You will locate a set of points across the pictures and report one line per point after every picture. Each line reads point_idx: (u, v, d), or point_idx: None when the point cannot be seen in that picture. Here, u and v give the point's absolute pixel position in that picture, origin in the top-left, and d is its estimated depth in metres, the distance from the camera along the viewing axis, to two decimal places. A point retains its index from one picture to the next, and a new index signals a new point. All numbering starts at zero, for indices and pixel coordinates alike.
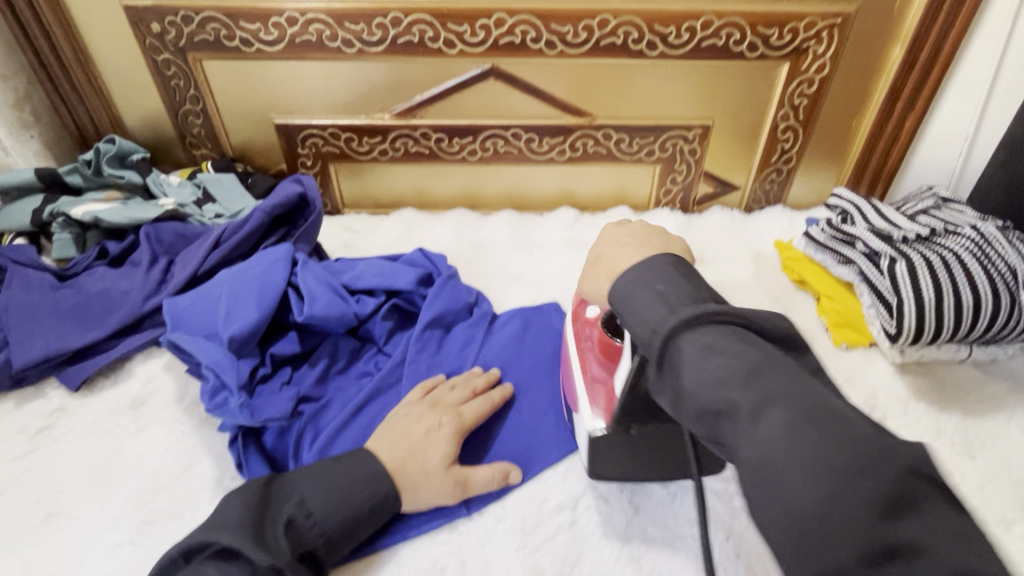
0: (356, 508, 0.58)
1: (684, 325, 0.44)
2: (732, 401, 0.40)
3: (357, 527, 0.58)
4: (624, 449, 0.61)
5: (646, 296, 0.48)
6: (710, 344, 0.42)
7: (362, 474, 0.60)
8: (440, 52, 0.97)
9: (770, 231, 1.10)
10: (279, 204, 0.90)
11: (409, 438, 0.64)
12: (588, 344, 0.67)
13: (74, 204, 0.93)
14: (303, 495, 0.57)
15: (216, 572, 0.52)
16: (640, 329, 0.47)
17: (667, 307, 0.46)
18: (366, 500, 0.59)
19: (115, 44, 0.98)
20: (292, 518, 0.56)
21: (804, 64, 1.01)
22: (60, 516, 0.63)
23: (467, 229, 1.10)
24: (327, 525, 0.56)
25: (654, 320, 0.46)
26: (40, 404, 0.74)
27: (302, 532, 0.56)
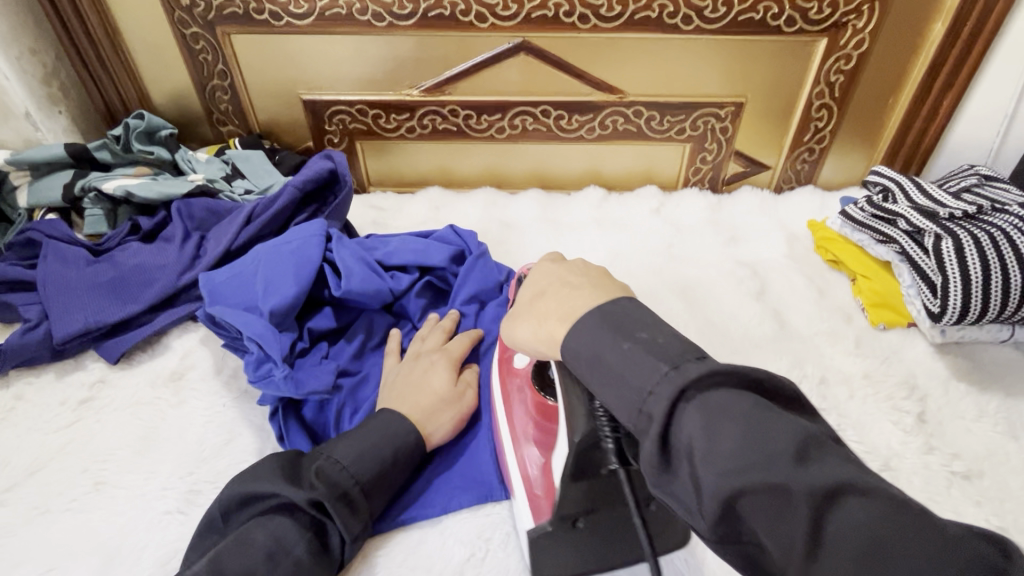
0: (381, 452, 0.58)
1: (685, 392, 0.39)
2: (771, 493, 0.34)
3: (389, 471, 0.58)
4: (574, 543, 0.56)
5: (621, 357, 0.43)
6: (726, 409, 0.37)
7: (383, 424, 0.60)
8: (471, 26, 0.95)
9: (802, 211, 1.08)
10: (310, 180, 0.89)
11: (425, 388, 0.66)
12: (519, 399, 0.64)
13: (105, 180, 0.93)
14: (329, 448, 0.57)
15: (260, 525, 0.52)
16: (625, 400, 0.42)
17: (663, 371, 0.41)
18: (389, 445, 0.59)
19: (143, 17, 0.96)
20: (321, 464, 0.55)
21: (842, 39, 0.98)
22: (107, 484, 0.64)
23: (495, 207, 1.09)
24: (358, 469, 0.56)
25: (642, 391, 0.41)
26: (80, 377, 0.75)
27: (334, 476, 0.55)
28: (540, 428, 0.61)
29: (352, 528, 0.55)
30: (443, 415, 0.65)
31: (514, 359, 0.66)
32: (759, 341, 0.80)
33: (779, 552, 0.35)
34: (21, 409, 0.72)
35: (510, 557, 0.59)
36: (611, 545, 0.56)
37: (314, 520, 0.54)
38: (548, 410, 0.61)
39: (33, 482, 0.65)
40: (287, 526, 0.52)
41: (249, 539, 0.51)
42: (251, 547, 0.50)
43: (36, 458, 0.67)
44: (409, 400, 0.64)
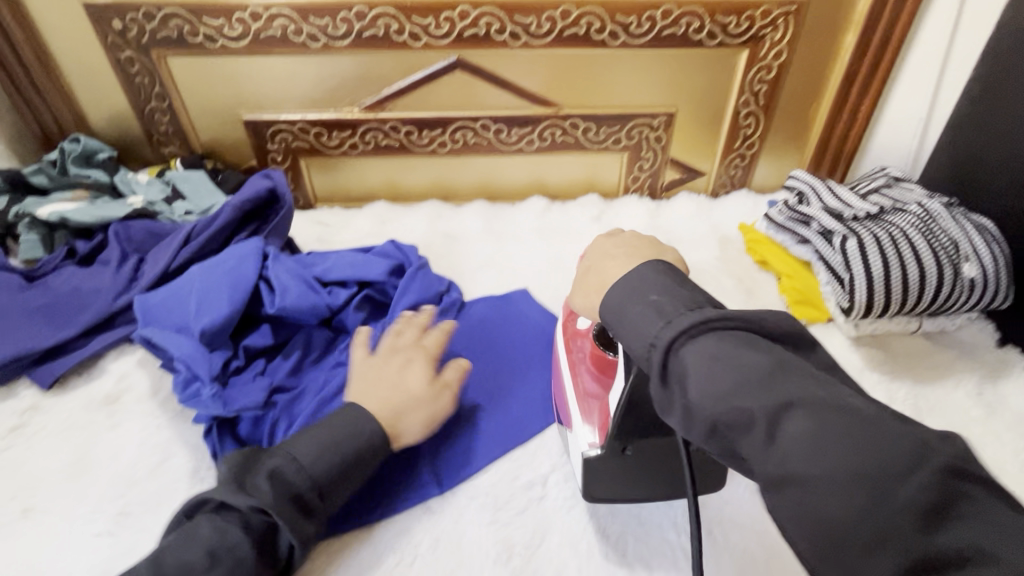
0: (336, 454, 0.59)
1: (687, 335, 0.44)
2: (759, 415, 0.39)
3: (343, 473, 0.59)
4: (626, 471, 0.60)
5: (636, 310, 0.48)
6: (720, 345, 0.43)
7: (346, 426, 0.61)
8: (405, 45, 0.98)
9: (735, 215, 1.13)
10: (249, 199, 0.91)
11: (394, 383, 0.67)
12: (580, 357, 0.67)
13: (40, 205, 0.93)
14: (290, 448, 0.58)
15: (212, 522, 0.54)
16: (639, 340, 0.47)
17: (662, 320, 0.46)
18: (346, 447, 0.59)
19: (76, 42, 0.97)
20: (280, 467, 0.56)
21: (762, 50, 1.03)
22: (36, 511, 0.64)
23: (440, 220, 1.11)
24: (312, 471, 0.57)
25: (651, 333, 0.46)
26: (11, 404, 0.74)
27: (287, 478, 0.56)
28: (599, 379, 0.65)
29: (302, 532, 0.55)
30: (410, 413, 0.65)
31: (577, 322, 0.71)
32: None
33: (760, 462, 0.39)
34: None
35: (438, 560, 0.61)
36: (650, 472, 0.60)
37: (264, 522, 0.55)
38: (606, 363, 0.65)
39: None
40: (234, 527, 0.53)
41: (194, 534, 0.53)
42: (194, 540, 0.52)
43: None
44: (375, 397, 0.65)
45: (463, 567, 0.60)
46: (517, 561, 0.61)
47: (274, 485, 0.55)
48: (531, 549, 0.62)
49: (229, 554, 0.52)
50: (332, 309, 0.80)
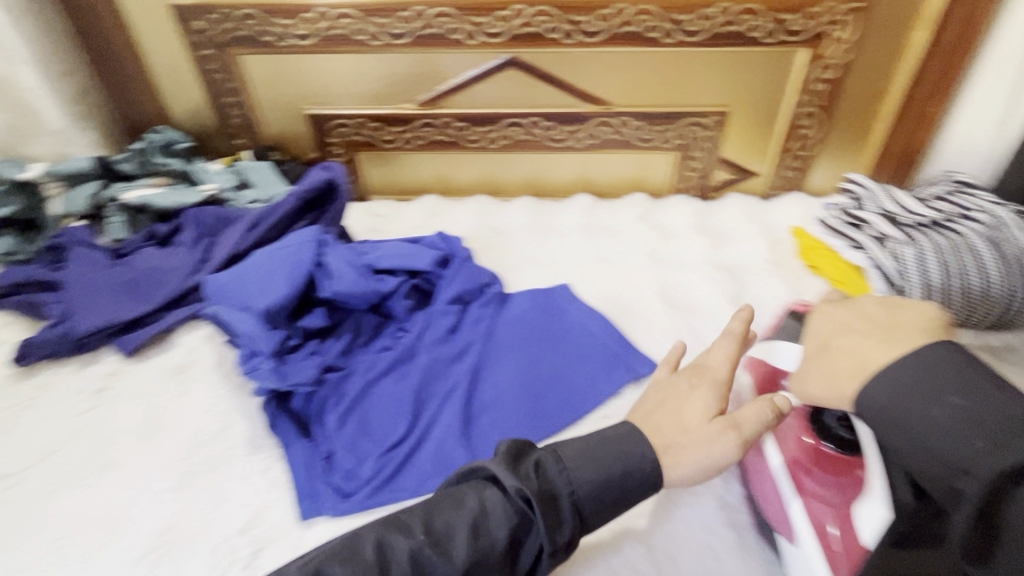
0: (613, 470, 0.50)
1: (1011, 477, 0.37)
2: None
3: (605, 491, 0.49)
4: None
5: (930, 414, 0.41)
6: (947, 381, 0.42)
7: (619, 443, 0.52)
8: (461, 43, 1.01)
9: (787, 218, 1.10)
10: (309, 190, 0.96)
11: (693, 413, 0.55)
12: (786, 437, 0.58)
13: (126, 190, 1.02)
14: (568, 448, 0.51)
15: (472, 489, 0.50)
16: (939, 461, 0.40)
17: (975, 438, 0.39)
18: (619, 467, 0.50)
19: (163, 41, 1.05)
20: (543, 460, 0.50)
21: (823, 49, 1.00)
22: (116, 465, 0.71)
23: (487, 214, 1.13)
24: (584, 476, 0.49)
25: (960, 458, 0.39)
26: (97, 368, 0.83)
27: (559, 479, 0.49)
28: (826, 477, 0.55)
29: (552, 537, 0.47)
30: (687, 449, 0.53)
31: None
32: None
33: None
34: (44, 396, 0.80)
35: None
36: None
37: (522, 512, 0.48)
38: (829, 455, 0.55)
39: (52, 461, 0.72)
40: (496, 500, 0.48)
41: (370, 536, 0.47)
42: (461, 507, 0.48)
43: (56, 440, 0.74)
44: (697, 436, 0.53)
45: None
46: None
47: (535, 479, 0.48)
48: None
49: (450, 552, 0.46)
50: (383, 296, 0.85)
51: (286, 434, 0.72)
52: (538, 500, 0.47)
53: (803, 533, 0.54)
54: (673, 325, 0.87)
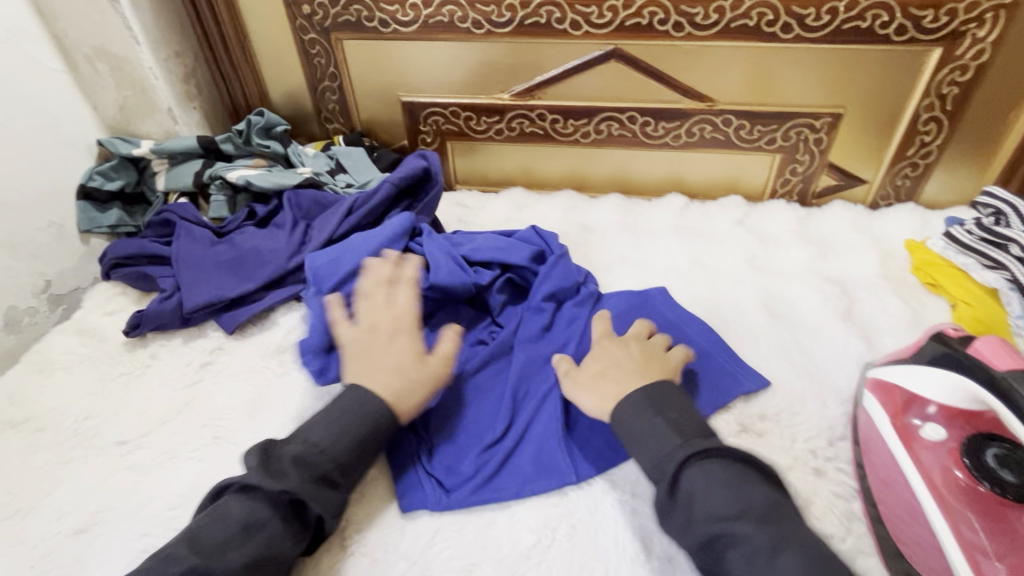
0: (354, 434, 0.62)
1: (696, 456, 0.56)
2: (706, 448, 0.56)
3: (362, 450, 0.62)
4: None
5: (658, 426, 0.59)
6: (666, 405, 0.61)
7: (359, 402, 0.64)
8: (565, 34, 0.98)
9: (899, 230, 1.03)
10: (405, 177, 0.96)
11: (392, 360, 0.67)
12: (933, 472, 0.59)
13: (229, 169, 1.05)
14: (304, 433, 0.61)
15: (237, 499, 0.56)
16: (649, 459, 0.58)
17: (679, 438, 0.58)
18: (347, 418, 0.63)
19: (269, 24, 1.07)
20: (301, 452, 0.59)
21: (960, 48, 0.92)
22: (224, 439, 0.73)
23: (575, 210, 1.11)
24: (333, 448, 0.60)
25: (667, 448, 0.57)
26: (203, 343, 0.86)
27: (309, 457, 0.59)
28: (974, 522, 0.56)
29: (326, 508, 0.58)
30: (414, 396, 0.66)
31: (921, 429, 0.62)
32: (845, 363, 0.77)
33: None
34: (154, 366, 0.83)
35: (575, 548, 0.61)
36: None
37: (286, 506, 0.57)
38: (978, 500, 0.57)
39: (164, 430, 0.74)
40: (260, 505, 0.55)
41: (228, 516, 0.55)
42: (228, 520, 0.54)
43: (166, 410, 0.77)
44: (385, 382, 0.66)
45: (598, 561, 0.60)
46: (655, 564, 0.59)
47: (295, 470, 0.57)
48: (669, 554, 0.59)
49: (261, 525, 0.55)
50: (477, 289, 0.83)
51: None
52: (302, 487, 0.57)
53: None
54: (783, 338, 0.81)
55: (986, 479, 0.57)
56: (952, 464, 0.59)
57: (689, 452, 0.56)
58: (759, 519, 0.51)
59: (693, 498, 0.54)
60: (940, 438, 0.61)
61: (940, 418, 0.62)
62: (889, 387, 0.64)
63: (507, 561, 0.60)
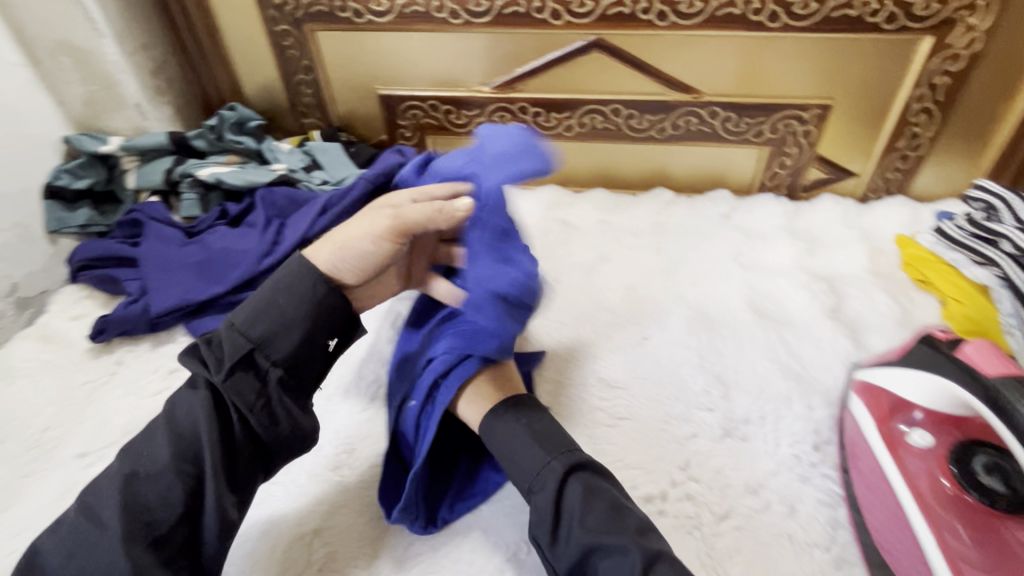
0: (279, 310, 0.52)
1: (568, 471, 0.52)
2: (580, 463, 0.53)
3: (303, 329, 0.53)
4: None
5: (523, 438, 0.56)
6: (528, 413, 0.59)
7: (292, 271, 0.54)
8: (545, 23, 0.95)
9: (889, 224, 1.01)
10: (380, 174, 0.93)
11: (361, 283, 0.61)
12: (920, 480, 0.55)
13: (200, 166, 1.02)
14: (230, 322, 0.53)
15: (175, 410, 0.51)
16: (522, 472, 0.54)
17: (547, 450, 0.55)
18: (285, 298, 0.53)
19: (239, 15, 1.03)
20: (216, 331, 0.52)
21: (951, 38, 0.89)
22: None
23: (558, 206, 1.08)
24: (251, 323, 0.51)
25: (536, 462, 0.54)
26: (172, 348, 0.83)
27: (223, 337, 0.51)
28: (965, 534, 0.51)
29: (242, 385, 0.50)
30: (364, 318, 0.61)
31: (910, 436, 0.58)
32: (831, 363, 0.75)
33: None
34: (122, 373, 0.80)
35: None
36: None
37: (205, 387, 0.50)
38: (969, 512, 0.52)
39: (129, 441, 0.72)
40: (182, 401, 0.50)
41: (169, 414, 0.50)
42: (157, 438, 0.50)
43: (132, 419, 0.74)
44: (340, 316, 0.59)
45: None
46: None
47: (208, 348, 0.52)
48: None
49: (181, 419, 0.49)
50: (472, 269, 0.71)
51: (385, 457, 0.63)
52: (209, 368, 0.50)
53: None
54: (769, 337, 0.79)
55: (973, 488, 0.53)
56: (937, 471, 0.55)
57: (563, 470, 0.52)
58: (639, 533, 0.48)
59: (576, 510, 0.50)
60: (928, 444, 0.57)
61: (928, 423, 0.58)
62: (876, 390, 0.61)
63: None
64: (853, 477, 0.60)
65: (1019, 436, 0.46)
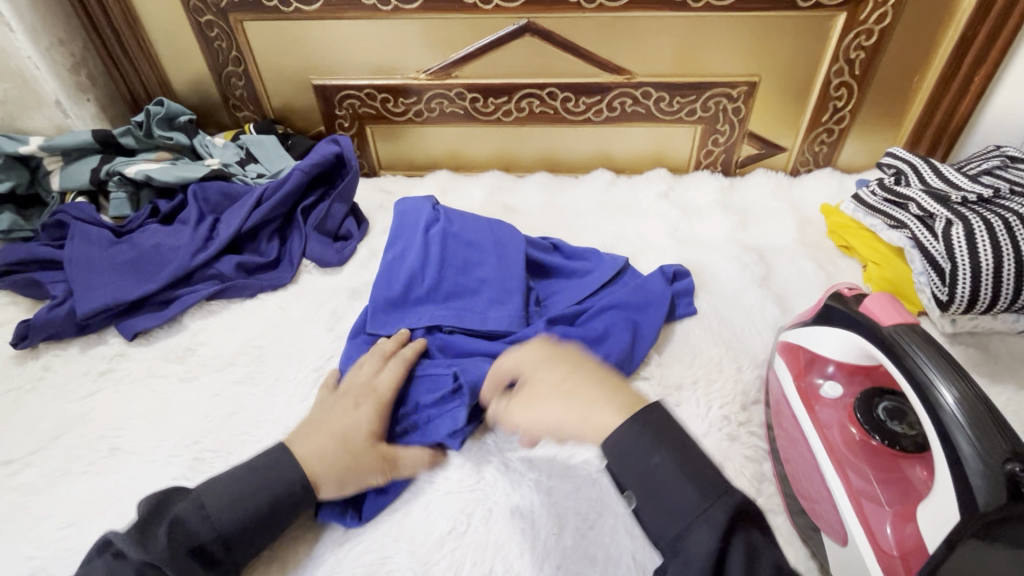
0: (258, 500, 0.54)
1: (725, 535, 0.39)
2: (747, 515, 0.40)
3: (266, 523, 0.54)
4: None
5: (654, 488, 0.42)
6: (661, 449, 0.44)
7: (264, 471, 0.56)
8: (475, 8, 0.95)
9: (816, 195, 1.05)
10: (316, 164, 0.92)
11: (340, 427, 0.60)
12: (830, 428, 0.58)
13: (128, 164, 0.98)
14: (203, 496, 0.53)
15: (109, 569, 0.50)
16: (657, 533, 0.42)
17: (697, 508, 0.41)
18: (265, 493, 0.54)
19: (161, 6, 1.00)
20: (185, 515, 0.52)
21: (863, 13, 0.93)
22: (122, 450, 0.68)
23: (500, 191, 1.09)
24: (221, 521, 0.52)
25: (681, 522, 0.41)
26: (102, 349, 0.80)
27: (187, 523, 0.52)
28: (872, 476, 0.54)
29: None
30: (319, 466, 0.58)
31: (823, 389, 0.61)
32: (760, 328, 0.78)
33: None
34: (48, 378, 0.77)
35: (491, 533, 0.58)
36: None
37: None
38: (875, 454, 0.56)
39: (56, 446, 0.69)
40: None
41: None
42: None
43: (59, 425, 0.71)
44: (310, 436, 0.60)
45: (513, 543, 0.57)
46: (568, 541, 0.57)
47: (171, 530, 0.51)
48: (583, 530, 0.58)
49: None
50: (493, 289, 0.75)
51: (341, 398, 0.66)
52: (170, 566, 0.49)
53: (853, 533, 0.50)
54: (702, 307, 0.82)
55: (878, 433, 0.56)
56: (846, 421, 0.58)
57: (722, 531, 0.40)
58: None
59: None
60: (838, 395, 0.60)
61: (840, 375, 0.61)
62: (795, 347, 0.64)
63: (420, 551, 0.57)
64: (775, 434, 0.64)
65: (907, 376, 0.49)
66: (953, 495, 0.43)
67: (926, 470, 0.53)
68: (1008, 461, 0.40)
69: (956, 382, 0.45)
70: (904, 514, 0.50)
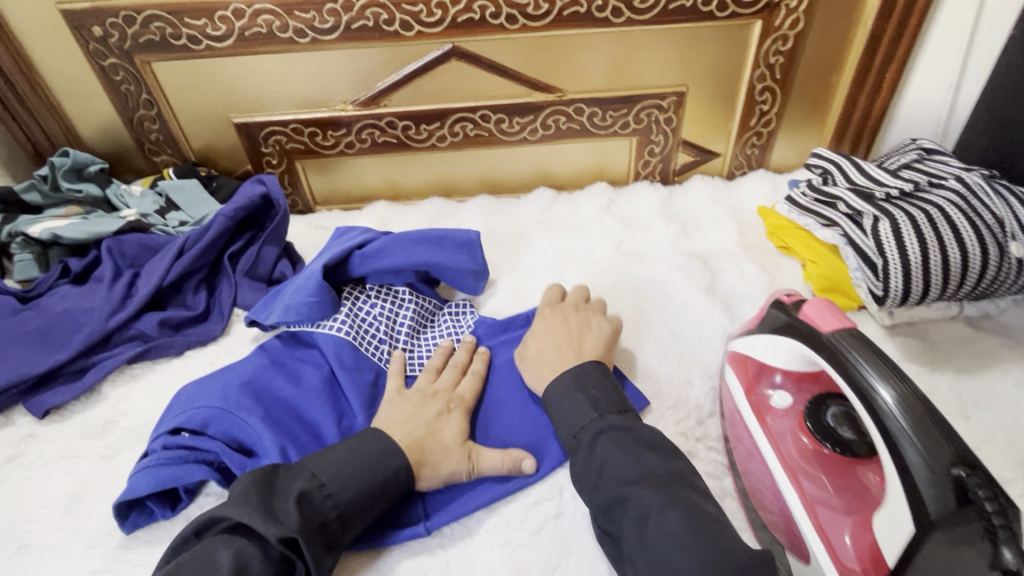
0: (373, 475, 0.55)
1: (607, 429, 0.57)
2: (622, 423, 0.58)
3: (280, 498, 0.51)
4: None
5: (578, 399, 0.61)
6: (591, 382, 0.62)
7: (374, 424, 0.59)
8: (398, 35, 0.93)
9: (752, 197, 1.07)
10: (242, 207, 0.87)
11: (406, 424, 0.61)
12: (783, 439, 0.58)
13: (32, 223, 0.90)
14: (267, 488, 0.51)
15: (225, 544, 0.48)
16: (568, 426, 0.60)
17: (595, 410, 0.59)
18: (379, 471, 0.55)
19: (59, 52, 0.94)
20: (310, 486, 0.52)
21: (777, 19, 0.96)
22: (32, 547, 0.60)
23: (442, 218, 1.06)
24: (342, 498, 0.53)
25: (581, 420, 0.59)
26: (8, 433, 0.72)
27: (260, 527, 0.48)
28: (832, 486, 0.54)
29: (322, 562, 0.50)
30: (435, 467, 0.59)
31: (772, 400, 0.61)
32: (710, 338, 0.78)
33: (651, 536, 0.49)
34: None
35: None
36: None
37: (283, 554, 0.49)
38: (832, 463, 0.56)
39: None
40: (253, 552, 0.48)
41: (213, 563, 0.47)
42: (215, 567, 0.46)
43: None
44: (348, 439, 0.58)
45: None
46: None
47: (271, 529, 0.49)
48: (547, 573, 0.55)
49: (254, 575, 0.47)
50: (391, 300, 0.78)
51: (210, 441, 0.61)
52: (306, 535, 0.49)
53: (814, 548, 0.50)
54: (653, 322, 0.80)
55: (829, 441, 0.56)
56: (798, 430, 0.58)
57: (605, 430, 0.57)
58: (661, 483, 0.52)
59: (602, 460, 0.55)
60: (788, 404, 0.61)
61: (787, 384, 0.62)
62: (742, 357, 0.64)
63: None
64: (732, 446, 0.63)
65: (850, 383, 0.48)
66: (902, 505, 0.42)
67: (878, 475, 0.54)
68: (953, 465, 0.40)
69: (893, 382, 0.46)
70: (862, 521, 0.50)
